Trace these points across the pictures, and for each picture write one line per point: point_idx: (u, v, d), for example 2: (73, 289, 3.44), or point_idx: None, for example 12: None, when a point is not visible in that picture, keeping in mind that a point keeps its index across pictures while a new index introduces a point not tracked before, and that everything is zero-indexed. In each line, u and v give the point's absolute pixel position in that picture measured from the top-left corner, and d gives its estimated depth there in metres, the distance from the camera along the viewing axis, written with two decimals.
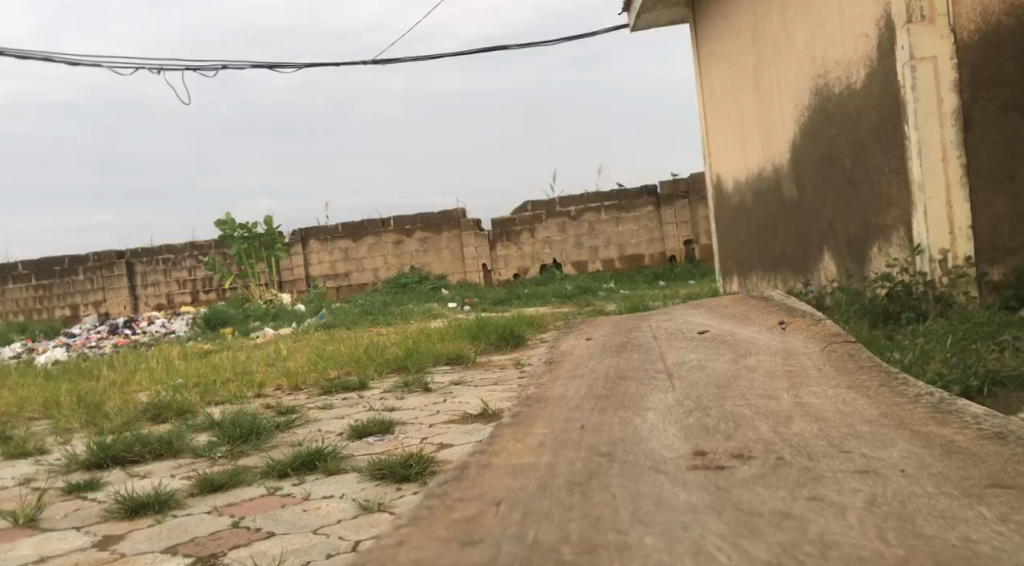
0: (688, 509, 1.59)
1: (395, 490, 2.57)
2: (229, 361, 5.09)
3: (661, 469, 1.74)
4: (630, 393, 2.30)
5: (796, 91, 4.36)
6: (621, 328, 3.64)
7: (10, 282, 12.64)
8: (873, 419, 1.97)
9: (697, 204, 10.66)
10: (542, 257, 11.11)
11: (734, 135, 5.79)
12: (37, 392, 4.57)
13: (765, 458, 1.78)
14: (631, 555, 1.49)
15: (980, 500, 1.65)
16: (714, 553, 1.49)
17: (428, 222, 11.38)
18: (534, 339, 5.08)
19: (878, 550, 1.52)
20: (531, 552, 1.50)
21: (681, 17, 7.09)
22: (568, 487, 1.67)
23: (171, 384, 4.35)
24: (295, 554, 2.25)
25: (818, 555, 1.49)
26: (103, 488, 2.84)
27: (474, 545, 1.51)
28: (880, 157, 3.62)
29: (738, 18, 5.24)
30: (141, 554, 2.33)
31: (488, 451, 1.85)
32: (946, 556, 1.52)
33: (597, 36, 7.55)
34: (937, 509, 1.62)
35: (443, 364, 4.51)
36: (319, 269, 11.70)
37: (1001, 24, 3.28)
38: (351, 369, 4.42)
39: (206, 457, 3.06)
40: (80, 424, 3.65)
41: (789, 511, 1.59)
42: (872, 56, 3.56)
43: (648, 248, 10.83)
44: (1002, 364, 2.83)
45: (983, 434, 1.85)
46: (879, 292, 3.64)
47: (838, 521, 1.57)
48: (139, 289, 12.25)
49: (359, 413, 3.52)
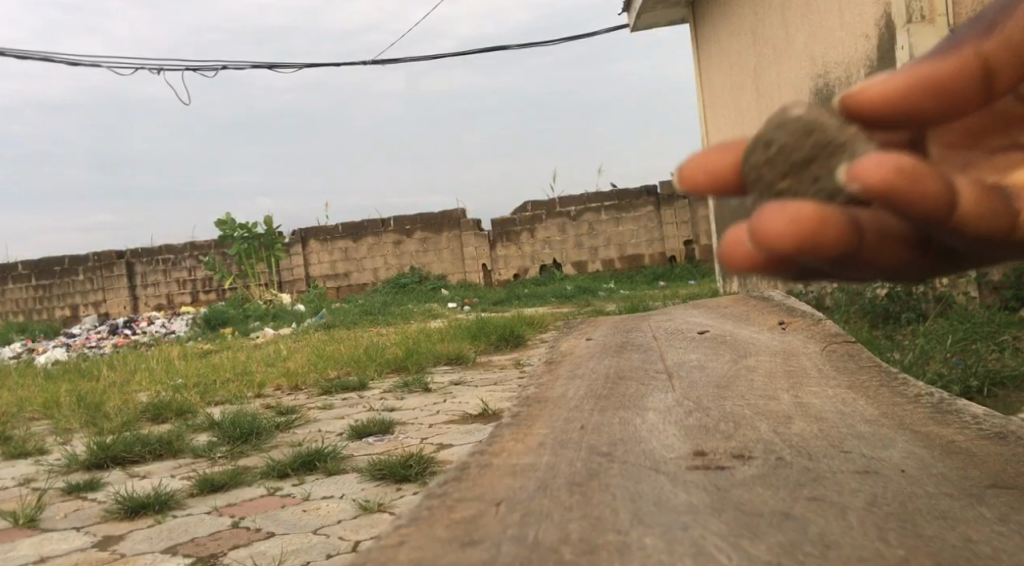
0: (688, 510, 1.56)
1: (395, 490, 2.58)
2: (228, 361, 5.10)
3: (660, 469, 1.74)
4: (630, 394, 2.30)
5: (796, 91, 4.36)
6: (620, 328, 3.64)
7: (9, 281, 12.67)
8: (874, 419, 1.98)
9: (697, 204, 10.64)
10: (542, 257, 11.11)
11: (734, 134, 5.80)
12: (37, 392, 4.58)
13: (765, 458, 1.77)
14: (631, 555, 1.43)
15: (981, 500, 1.57)
16: (715, 554, 1.42)
17: (428, 222, 11.40)
18: (534, 339, 5.09)
19: (878, 551, 1.43)
20: (530, 552, 1.45)
21: (681, 18, 7.10)
22: (567, 487, 1.67)
23: (171, 384, 4.36)
24: (295, 554, 2.24)
25: (818, 556, 1.41)
26: (103, 488, 2.85)
27: (474, 544, 1.47)
28: None
29: (738, 18, 5.24)
30: (141, 554, 2.32)
31: (487, 451, 1.85)
32: (946, 556, 1.41)
33: (588, 37, 8.98)
34: (937, 510, 1.54)
35: (443, 364, 4.52)
36: (319, 269, 11.75)
37: None
38: (351, 369, 4.41)
39: (206, 457, 3.06)
40: (80, 424, 3.66)
41: (789, 511, 1.54)
42: (872, 56, 3.54)
43: (648, 248, 10.81)
44: (1002, 364, 2.83)
45: (984, 433, 1.84)
46: (879, 293, 3.69)
47: (838, 522, 1.51)
48: (139, 289, 12.26)
49: (359, 413, 3.53)
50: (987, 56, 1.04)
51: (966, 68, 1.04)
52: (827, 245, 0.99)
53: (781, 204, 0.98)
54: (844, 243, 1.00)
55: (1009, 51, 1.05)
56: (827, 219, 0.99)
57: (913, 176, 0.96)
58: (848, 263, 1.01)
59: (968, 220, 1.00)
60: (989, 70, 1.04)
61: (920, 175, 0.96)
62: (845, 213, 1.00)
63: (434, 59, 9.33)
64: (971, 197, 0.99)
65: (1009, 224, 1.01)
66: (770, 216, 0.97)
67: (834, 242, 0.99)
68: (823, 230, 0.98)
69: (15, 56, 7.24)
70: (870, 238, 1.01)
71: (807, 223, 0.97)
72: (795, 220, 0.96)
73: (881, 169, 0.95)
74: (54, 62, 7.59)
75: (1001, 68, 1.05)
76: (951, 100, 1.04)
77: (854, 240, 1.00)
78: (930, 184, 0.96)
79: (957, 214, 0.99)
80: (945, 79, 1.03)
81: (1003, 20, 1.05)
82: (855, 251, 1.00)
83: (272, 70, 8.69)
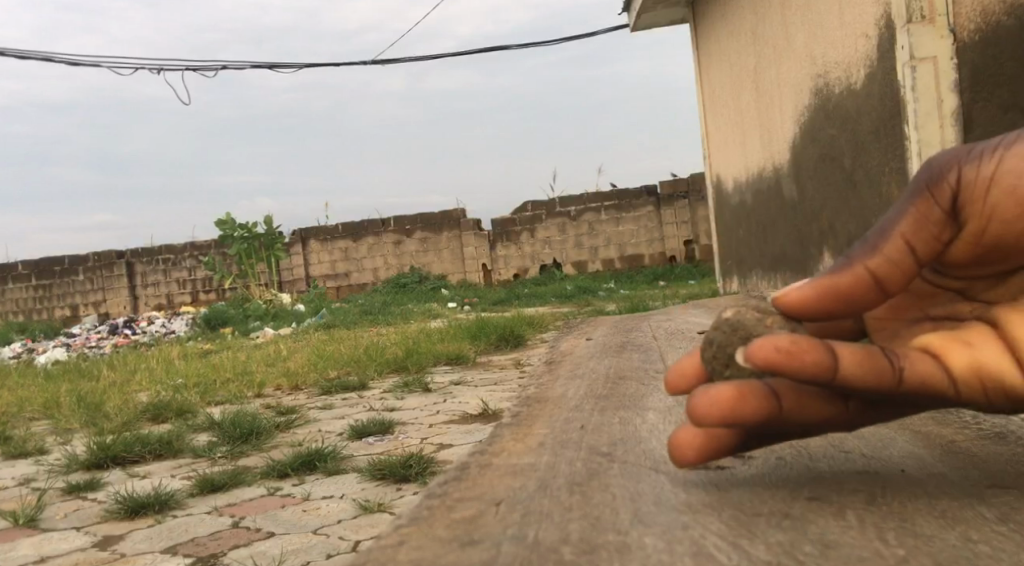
0: (688, 509, 1.56)
1: (395, 490, 2.58)
2: (228, 361, 5.10)
3: (660, 470, 1.74)
4: (630, 393, 2.30)
5: (796, 91, 4.36)
6: (620, 328, 3.64)
7: (9, 282, 12.68)
8: (874, 419, 1.97)
9: (697, 204, 10.63)
10: (542, 257, 11.11)
11: (734, 135, 5.80)
12: (38, 392, 4.58)
13: (765, 458, 1.77)
14: (631, 555, 1.43)
15: (981, 500, 1.57)
16: (715, 554, 1.42)
17: (427, 222, 11.40)
18: (534, 339, 5.09)
19: (878, 550, 1.43)
20: (531, 552, 1.45)
21: (682, 18, 7.11)
22: (568, 487, 1.67)
23: (171, 384, 4.36)
24: (295, 554, 2.24)
25: (818, 555, 1.41)
26: (103, 488, 2.85)
27: (475, 544, 1.47)
28: (879, 156, 3.60)
29: (738, 18, 5.24)
30: (141, 554, 2.32)
31: (488, 451, 1.86)
32: (946, 557, 1.41)
33: (594, 34, 9.19)
34: (937, 510, 1.53)
35: (444, 364, 4.52)
36: (319, 269, 11.80)
37: (1000, 24, 2.92)
38: (351, 369, 4.42)
39: (206, 457, 3.06)
40: (80, 424, 3.66)
41: (789, 511, 1.54)
42: (872, 56, 3.53)
43: (648, 248, 10.81)
44: None
45: (984, 434, 1.83)
46: None
47: (838, 521, 1.51)
48: (139, 289, 12.27)
49: (359, 412, 3.53)
50: (874, 269, 1.36)
51: (859, 282, 1.37)
52: (752, 414, 1.37)
53: (707, 388, 1.37)
54: (766, 408, 1.37)
55: (893, 263, 1.36)
56: (747, 395, 1.37)
57: (791, 353, 1.32)
58: (776, 424, 1.38)
59: (852, 377, 1.34)
60: (883, 276, 1.37)
61: (797, 352, 1.32)
62: (767, 388, 1.38)
63: (434, 59, 9.34)
64: (852, 360, 1.34)
65: (894, 381, 1.35)
66: (701, 402, 1.37)
67: (757, 411, 1.37)
68: (744, 404, 1.36)
69: (15, 56, 7.24)
70: (789, 401, 1.38)
71: (729, 403, 1.36)
72: (721, 404, 1.36)
73: (766, 350, 1.31)
74: (55, 63, 7.60)
75: (890, 277, 1.36)
76: (856, 303, 1.38)
77: (774, 407, 1.37)
78: (808, 357, 1.32)
79: (841, 373, 1.33)
80: (846, 287, 1.37)
81: (884, 239, 1.37)
82: (776, 412, 1.37)
83: (272, 70, 8.69)
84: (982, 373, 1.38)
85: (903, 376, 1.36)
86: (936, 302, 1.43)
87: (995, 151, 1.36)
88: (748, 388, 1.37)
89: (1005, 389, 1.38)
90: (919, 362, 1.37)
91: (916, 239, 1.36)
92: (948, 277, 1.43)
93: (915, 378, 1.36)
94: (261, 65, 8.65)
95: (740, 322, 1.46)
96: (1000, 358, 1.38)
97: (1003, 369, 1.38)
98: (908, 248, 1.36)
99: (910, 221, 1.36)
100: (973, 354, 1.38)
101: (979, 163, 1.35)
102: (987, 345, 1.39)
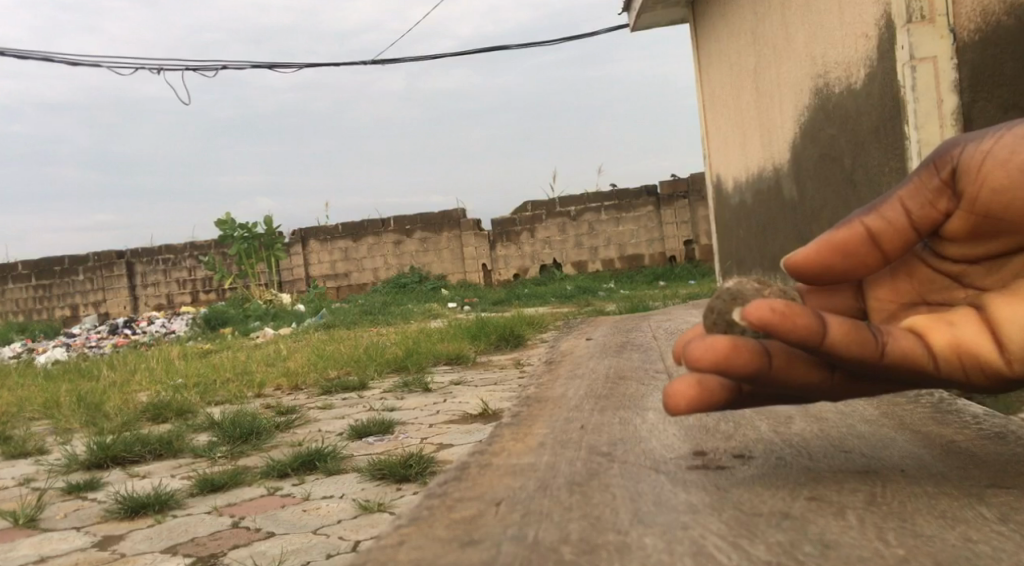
0: (688, 510, 1.56)
1: (395, 490, 2.58)
2: (228, 361, 5.10)
3: (660, 470, 1.73)
4: (630, 393, 2.31)
5: (796, 91, 4.37)
6: (621, 328, 3.64)
7: (10, 281, 12.67)
8: (874, 419, 1.97)
9: (697, 204, 10.62)
10: (542, 257, 11.11)
11: (734, 135, 5.80)
12: (38, 392, 4.58)
13: (765, 458, 1.76)
14: (631, 555, 1.43)
15: (981, 500, 1.57)
16: (715, 554, 1.42)
17: (427, 222, 11.41)
18: (533, 339, 5.09)
19: (878, 550, 1.43)
20: (531, 552, 1.44)
21: (682, 18, 7.12)
22: (568, 487, 1.67)
23: (171, 384, 4.36)
24: (295, 554, 2.23)
25: (818, 555, 1.41)
26: (103, 488, 2.85)
27: (474, 544, 1.47)
28: (879, 156, 3.59)
29: (738, 19, 5.24)
30: (140, 554, 2.32)
31: (488, 451, 1.86)
32: (946, 556, 1.41)
33: (597, 35, 9.21)
34: (937, 509, 1.53)
35: (444, 364, 4.52)
36: (319, 269, 11.82)
37: (1000, 24, 2.90)
38: (351, 369, 4.41)
39: (206, 457, 3.06)
40: (79, 423, 3.65)
41: (789, 511, 1.54)
42: (872, 56, 3.52)
43: (648, 248, 10.80)
44: None
45: (984, 434, 1.83)
46: None
47: (838, 522, 1.50)
48: (139, 289, 12.29)
49: (359, 413, 3.52)
50: (870, 228, 1.42)
51: (855, 237, 1.43)
52: (743, 367, 1.39)
53: (704, 337, 1.39)
54: (756, 364, 1.39)
55: (889, 225, 1.42)
56: (740, 349, 1.39)
57: (785, 315, 1.35)
58: (763, 380, 1.40)
59: (840, 346, 1.37)
60: (877, 236, 1.42)
61: (790, 315, 1.35)
62: (759, 346, 1.40)
63: (434, 59, 9.34)
64: (840, 330, 1.37)
65: (878, 352, 1.39)
66: (696, 348, 1.38)
67: (748, 365, 1.39)
68: (737, 357, 1.38)
69: (16, 56, 7.24)
70: (779, 360, 1.40)
71: (724, 352, 1.37)
72: (716, 352, 1.37)
73: (762, 310, 1.34)
74: (56, 63, 7.58)
75: (883, 236, 1.42)
76: (851, 258, 1.44)
77: (764, 364, 1.39)
78: (799, 320, 1.35)
79: (829, 340, 1.37)
80: (841, 242, 1.43)
81: (885, 205, 1.43)
82: (765, 368, 1.39)
83: (272, 71, 8.67)
84: (962, 352, 1.41)
85: (886, 350, 1.39)
86: (934, 287, 1.45)
87: (999, 129, 1.38)
88: (742, 342, 1.39)
89: (983, 370, 1.40)
90: (903, 338, 1.41)
91: (912, 205, 1.41)
92: (945, 261, 1.44)
93: (896, 349, 1.39)
94: (262, 64, 8.65)
95: (738, 292, 1.53)
96: (982, 338, 1.41)
97: (982, 350, 1.40)
98: (904, 211, 1.41)
99: (910, 189, 1.41)
100: (954, 334, 1.41)
101: (979, 140, 1.38)
102: (970, 328, 1.41)
